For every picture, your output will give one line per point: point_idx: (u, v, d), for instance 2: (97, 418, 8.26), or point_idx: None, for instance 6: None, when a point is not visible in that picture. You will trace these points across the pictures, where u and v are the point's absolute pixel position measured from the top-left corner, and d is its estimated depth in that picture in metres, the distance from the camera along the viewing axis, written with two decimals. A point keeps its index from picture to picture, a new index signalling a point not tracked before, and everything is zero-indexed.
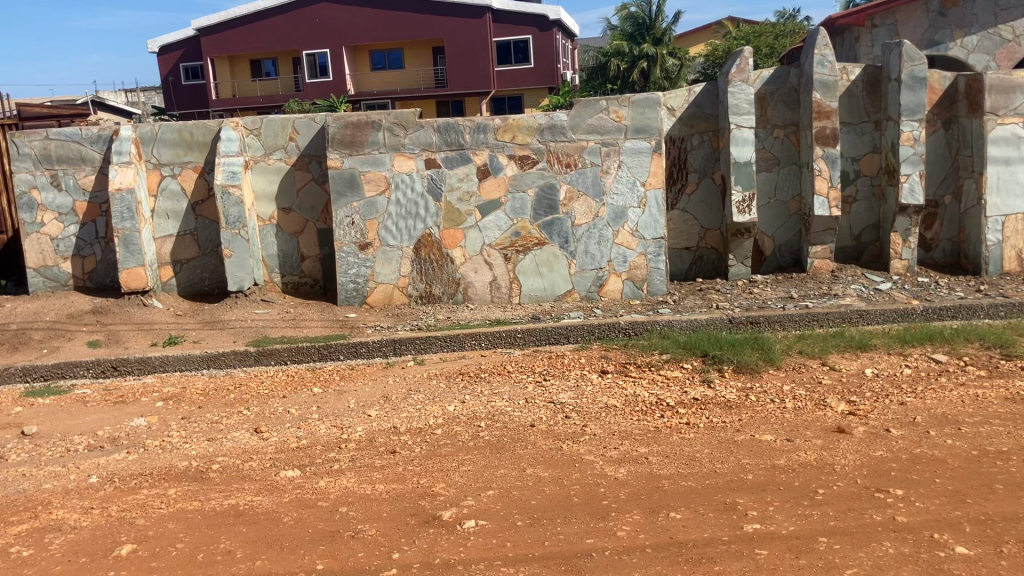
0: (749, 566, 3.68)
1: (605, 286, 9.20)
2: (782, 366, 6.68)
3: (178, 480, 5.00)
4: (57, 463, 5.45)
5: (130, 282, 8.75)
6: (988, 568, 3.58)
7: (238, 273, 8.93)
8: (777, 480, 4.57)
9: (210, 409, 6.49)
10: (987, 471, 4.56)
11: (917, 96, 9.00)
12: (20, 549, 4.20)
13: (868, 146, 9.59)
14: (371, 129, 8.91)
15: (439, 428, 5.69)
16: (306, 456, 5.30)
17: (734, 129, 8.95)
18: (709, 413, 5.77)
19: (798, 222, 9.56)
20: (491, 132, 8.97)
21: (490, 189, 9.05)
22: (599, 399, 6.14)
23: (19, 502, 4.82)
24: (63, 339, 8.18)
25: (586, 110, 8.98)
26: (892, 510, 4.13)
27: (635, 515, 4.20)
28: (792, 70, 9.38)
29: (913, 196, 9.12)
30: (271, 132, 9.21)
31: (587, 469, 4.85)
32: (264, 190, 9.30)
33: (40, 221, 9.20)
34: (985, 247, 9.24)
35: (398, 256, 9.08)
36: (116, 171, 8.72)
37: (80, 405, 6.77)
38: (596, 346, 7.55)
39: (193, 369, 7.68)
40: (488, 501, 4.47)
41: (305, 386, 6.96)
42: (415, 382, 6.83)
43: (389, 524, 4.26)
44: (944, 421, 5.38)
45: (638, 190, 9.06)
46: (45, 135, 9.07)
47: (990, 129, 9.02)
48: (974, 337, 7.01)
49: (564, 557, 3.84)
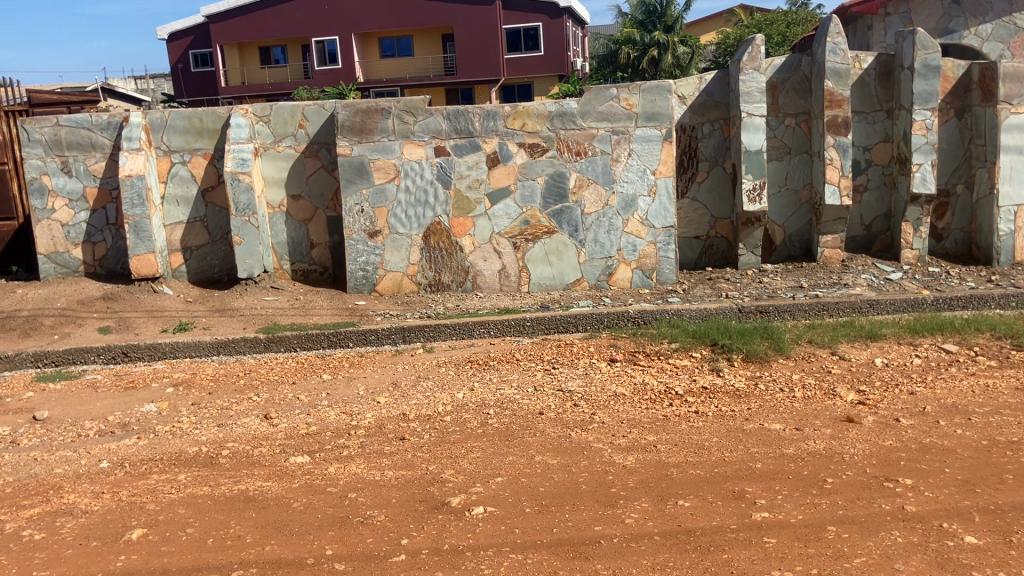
0: (757, 554, 3.68)
1: (614, 275, 9.19)
2: (791, 355, 6.66)
3: (188, 465, 5.03)
4: (68, 447, 5.49)
5: (140, 269, 8.79)
6: (998, 558, 3.57)
7: (247, 260, 8.96)
8: (786, 468, 4.57)
9: (220, 394, 6.52)
10: (997, 461, 4.54)
11: (930, 85, 8.92)
12: (32, 532, 4.24)
13: (880, 135, 9.53)
14: (381, 116, 8.90)
15: (448, 415, 5.71)
16: (316, 442, 5.33)
17: (746, 117, 8.91)
18: (718, 401, 5.76)
19: (808, 211, 9.51)
20: (501, 120, 8.95)
21: (500, 177, 9.04)
22: (608, 387, 6.14)
23: (31, 486, 4.86)
24: (74, 325, 8.22)
25: (597, 97, 8.93)
26: (901, 500, 4.12)
27: (642, 503, 4.20)
28: (805, 58, 9.30)
29: (925, 185, 9.06)
30: (280, 119, 9.20)
31: (596, 457, 4.85)
32: (274, 177, 9.31)
33: (50, 207, 9.23)
34: (997, 237, 9.18)
35: (407, 244, 9.09)
36: (126, 157, 8.75)
37: (91, 391, 6.82)
38: (605, 335, 7.55)
39: (203, 356, 7.71)
40: (497, 487, 4.48)
41: (314, 373, 7.00)
42: (424, 369, 6.85)
43: (398, 510, 4.27)
44: (954, 411, 5.36)
45: (648, 178, 9.03)
46: (55, 121, 9.09)
47: (1004, 118, 8.94)
48: (985, 327, 6.97)
49: (572, 543, 3.85)
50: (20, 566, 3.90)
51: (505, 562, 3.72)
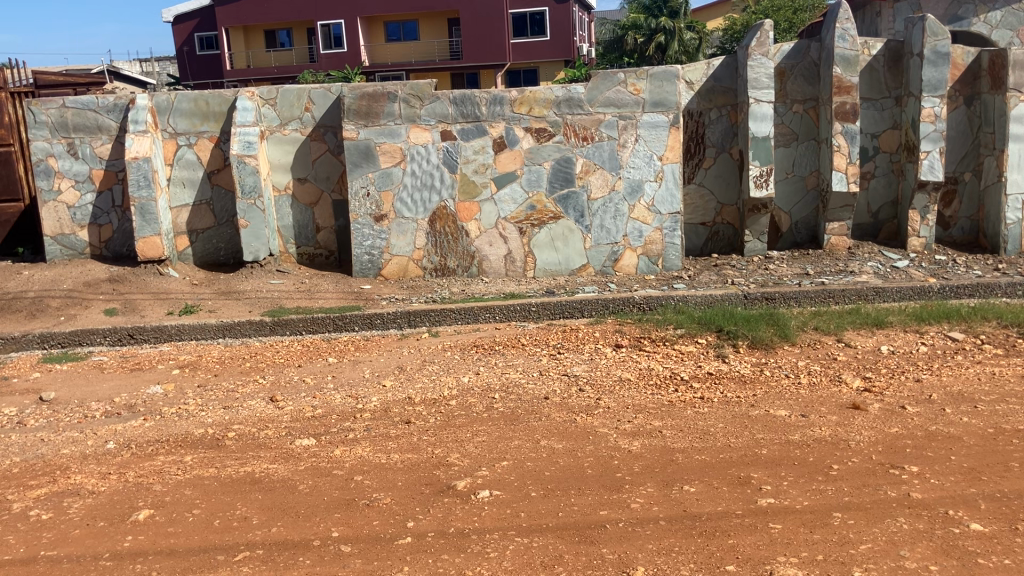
0: (763, 539, 3.70)
1: (620, 261, 9.17)
2: (796, 342, 6.65)
3: (194, 446, 5.06)
4: (74, 428, 5.50)
5: (146, 252, 8.78)
6: (1004, 545, 3.57)
7: (253, 244, 8.95)
8: (791, 454, 4.57)
9: (225, 376, 6.55)
10: (1003, 449, 4.55)
11: (940, 71, 8.86)
12: (39, 512, 4.26)
13: (889, 123, 9.47)
14: (387, 99, 8.89)
15: (453, 399, 5.71)
16: (322, 425, 5.33)
17: (754, 104, 8.86)
18: (723, 387, 5.77)
19: (815, 198, 9.48)
20: (507, 105, 8.93)
21: (506, 162, 9.01)
22: (613, 371, 6.16)
23: (38, 466, 4.89)
24: (80, 307, 8.22)
25: (604, 83, 8.91)
26: (907, 487, 4.13)
27: (648, 488, 4.21)
28: (813, 45, 9.24)
29: (932, 173, 9.04)
30: (287, 102, 9.19)
31: (601, 442, 4.86)
32: (280, 160, 9.30)
33: (56, 188, 9.23)
34: (1004, 226, 9.15)
35: (413, 228, 9.06)
36: (132, 139, 8.70)
37: (97, 372, 6.84)
38: (610, 320, 7.53)
39: (209, 338, 7.74)
40: (503, 471, 4.49)
41: (319, 356, 7.00)
42: (429, 353, 6.85)
43: (404, 493, 4.29)
44: (960, 399, 5.35)
45: (655, 165, 9.01)
46: (62, 103, 9.12)
47: (1013, 105, 8.88)
48: (992, 315, 6.91)
49: (577, 528, 3.86)
50: (28, 545, 3.92)
51: (511, 546, 3.74)
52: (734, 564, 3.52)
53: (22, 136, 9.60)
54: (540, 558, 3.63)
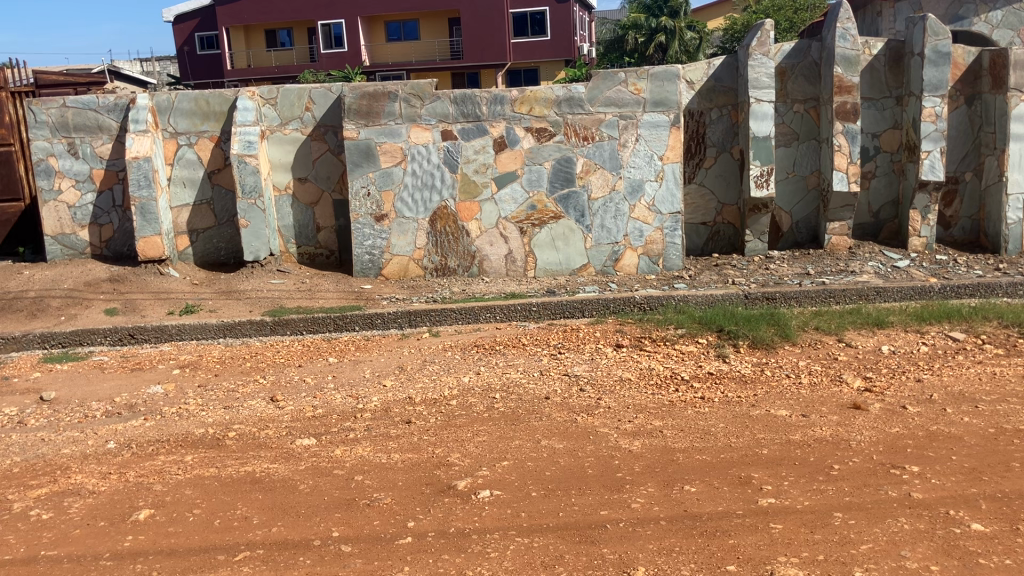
0: (763, 539, 3.69)
1: (621, 261, 9.16)
2: (797, 342, 6.64)
3: (195, 446, 5.06)
4: (74, 428, 5.50)
5: (147, 251, 8.78)
6: (1005, 545, 3.57)
7: (254, 243, 8.95)
8: (792, 454, 4.57)
9: (226, 376, 6.55)
10: (1004, 449, 4.54)
11: (941, 71, 8.85)
12: (39, 512, 4.26)
13: (890, 122, 9.47)
14: (388, 98, 8.88)
15: (454, 399, 5.71)
16: (322, 425, 5.33)
17: (754, 103, 8.86)
18: (724, 387, 5.76)
19: (816, 198, 9.47)
20: (508, 104, 8.92)
21: (506, 162, 9.01)
22: (614, 371, 6.15)
23: (38, 466, 4.89)
24: (80, 306, 8.22)
25: (604, 82, 8.91)
26: (907, 487, 4.12)
27: (649, 488, 4.21)
28: (814, 44, 9.23)
29: (933, 173, 9.03)
30: (287, 102, 9.19)
31: (601, 442, 4.86)
32: (280, 160, 9.30)
33: (57, 188, 9.23)
34: (1005, 226, 9.14)
35: (413, 228, 9.06)
36: (132, 139, 8.69)
37: (97, 372, 6.84)
38: (611, 320, 7.53)
39: (209, 338, 7.74)
40: (503, 471, 4.49)
41: (320, 356, 7.00)
42: (430, 353, 6.85)
43: (404, 492, 4.29)
44: (962, 399, 5.34)
45: (656, 164, 9.01)
46: (63, 103, 9.12)
47: (1014, 105, 8.87)
48: (993, 315, 6.90)
49: (578, 528, 3.86)
50: (28, 545, 3.92)
51: (512, 546, 3.73)
52: (735, 564, 3.52)
53: (22, 136, 9.60)
54: (540, 558, 3.63)
